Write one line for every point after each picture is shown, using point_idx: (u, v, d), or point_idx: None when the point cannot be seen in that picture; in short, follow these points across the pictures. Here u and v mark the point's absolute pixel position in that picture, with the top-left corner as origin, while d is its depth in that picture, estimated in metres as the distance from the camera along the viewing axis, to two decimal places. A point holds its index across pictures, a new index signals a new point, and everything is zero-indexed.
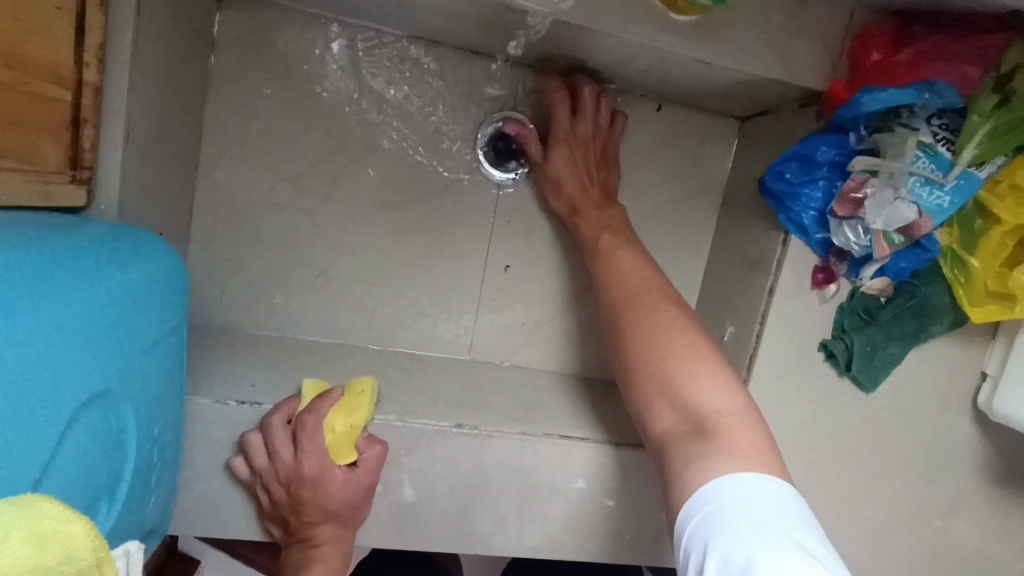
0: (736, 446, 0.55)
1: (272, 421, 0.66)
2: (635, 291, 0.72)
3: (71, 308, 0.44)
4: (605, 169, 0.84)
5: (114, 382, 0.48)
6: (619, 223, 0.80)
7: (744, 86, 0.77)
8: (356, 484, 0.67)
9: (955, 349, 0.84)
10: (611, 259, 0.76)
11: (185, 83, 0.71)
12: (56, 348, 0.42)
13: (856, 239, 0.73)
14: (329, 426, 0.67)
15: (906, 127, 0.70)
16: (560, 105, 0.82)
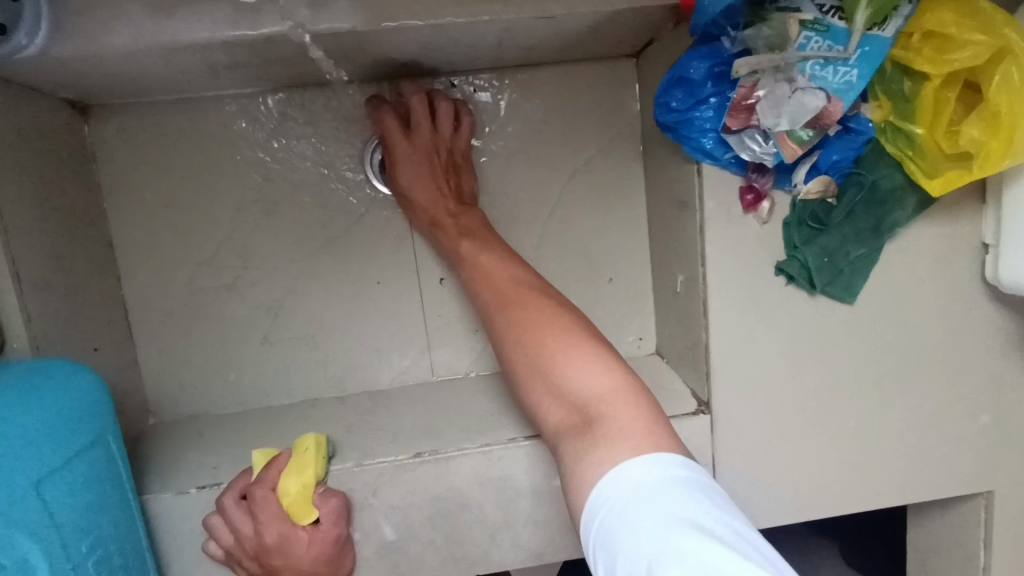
0: (622, 430, 0.53)
1: (226, 501, 0.68)
2: (503, 290, 0.67)
3: None
4: (456, 174, 0.81)
5: (9, 511, 0.49)
6: (476, 225, 0.76)
7: (605, 25, 0.72)
8: (325, 540, 0.68)
9: (941, 228, 0.74)
10: (477, 262, 0.72)
11: (72, 207, 0.75)
12: None
13: (762, 148, 0.66)
14: (283, 492, 0.67)
15: (784, 10, 0.63)
16: (390, 130, 0.80)
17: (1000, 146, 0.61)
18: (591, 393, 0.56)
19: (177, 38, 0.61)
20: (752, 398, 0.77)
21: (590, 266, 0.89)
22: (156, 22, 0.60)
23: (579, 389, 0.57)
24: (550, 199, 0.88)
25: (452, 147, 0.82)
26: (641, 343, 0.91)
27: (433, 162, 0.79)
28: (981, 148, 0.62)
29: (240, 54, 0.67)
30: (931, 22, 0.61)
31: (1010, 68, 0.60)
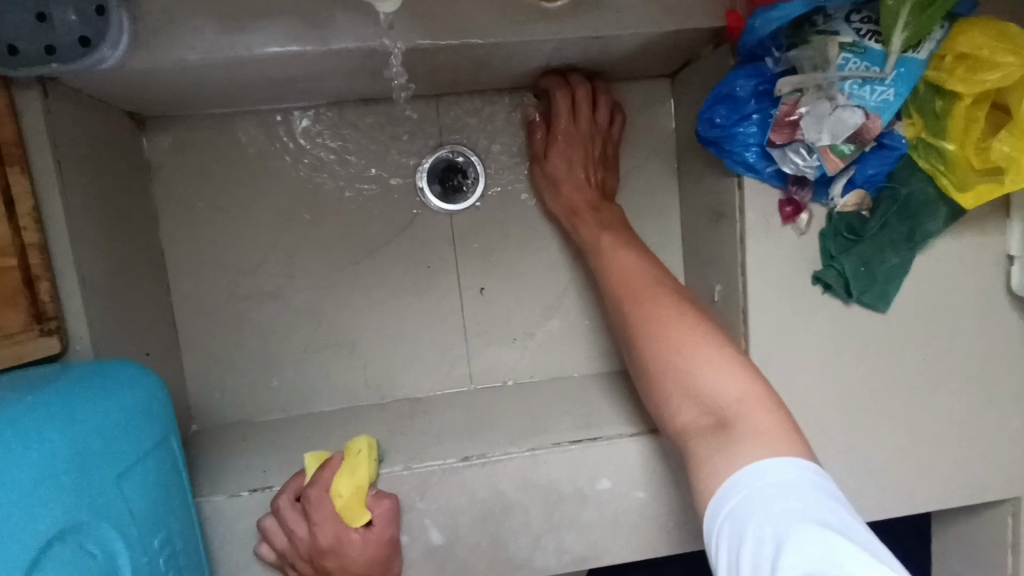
0: (760, 430, 0.55)
1: (281, 503, 0.68)
2: (634, 285, 0.70)
3: (43, 442, 0.47)
4: (603, 167, 0.85)
5: (92, 505, 0.50)
6: (615, 222, 0.80)
7: (649, 45, 0.75)
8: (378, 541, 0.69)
9: (968, 241, 0.77)
10: (614, 256, 0.75)
11: (129, 214, 0.77)
12: (29, 483, 0.44)
13: (805, 162, 0.69)
14: (337, 495, 0.68)
15: (824, 33, 0.66)
16: (534, 128, 0.85)
17: None
18: (724, 396, 0.58)
19: (249, 52, 0.63)
20: (790, 403, 0.79)
21: None
22: (229, 36, 0.63)
23: (715, 389, 0.59)
24: None
25: (602, 138, 0.84)
26: None
27: (581, 149, 0.82)
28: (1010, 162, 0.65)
29: (304, 68, 0.70)
30: (964, 44, 0.65)
31: None
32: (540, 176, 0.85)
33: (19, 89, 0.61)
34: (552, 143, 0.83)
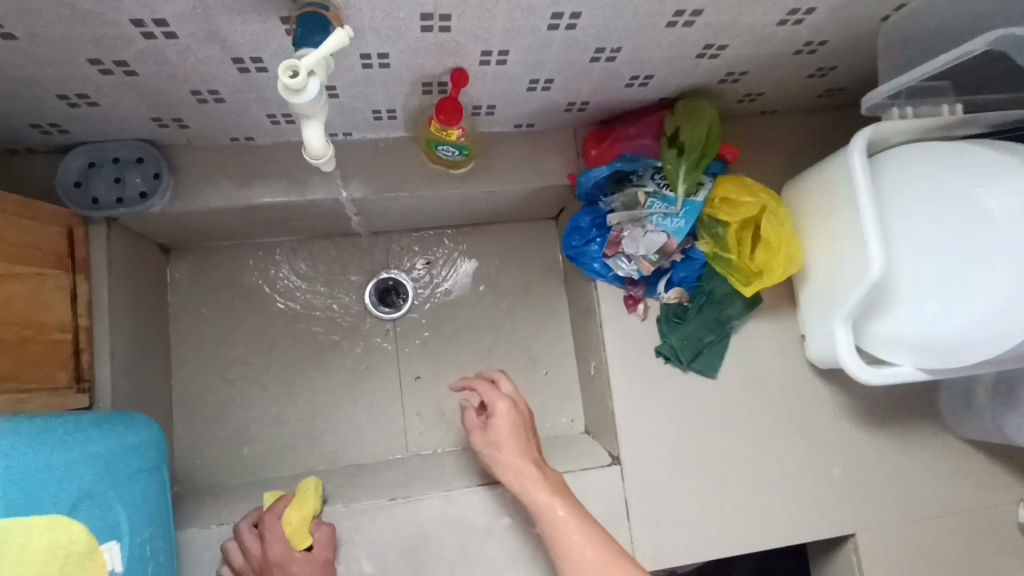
0: None
1: (241, 526, 0.88)
2: (590, 551, 0.80)
3: (92, 437, 0.71)
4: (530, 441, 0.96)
5: (111, 490, 0.72)
6: (561, 488, 0.88)
7: (529, 196, 1.09)
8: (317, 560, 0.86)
9: (769, 324, 1.06)
10: (562, 524, 0.83)
11: (149, 315, 1.03)
12: (81, 458, 0.68)
13: (628, 267, 1.01)
14: (286, 522, 0.87)
15: (636, 185, 0.99)
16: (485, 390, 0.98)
17: (778, 263, 0.95)
18: None
19: (251, 201, 0.96)
20: (651, 451, 1.01)
21: (531, 363, 1.18)
22: (240, 192, 0.96)
23: None
24: (498, 314, 1.19)
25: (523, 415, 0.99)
26: (573, 423, 1.16)
27: (517, 424, 0.95)
28: (768, 265, 0.96)
29: (289, 213, 1.02)
30: (724, 190, 0.98)
31: (772, 218, 0.96)
32: (489, 457, 0.93)
33: (94, 225, 0.92)
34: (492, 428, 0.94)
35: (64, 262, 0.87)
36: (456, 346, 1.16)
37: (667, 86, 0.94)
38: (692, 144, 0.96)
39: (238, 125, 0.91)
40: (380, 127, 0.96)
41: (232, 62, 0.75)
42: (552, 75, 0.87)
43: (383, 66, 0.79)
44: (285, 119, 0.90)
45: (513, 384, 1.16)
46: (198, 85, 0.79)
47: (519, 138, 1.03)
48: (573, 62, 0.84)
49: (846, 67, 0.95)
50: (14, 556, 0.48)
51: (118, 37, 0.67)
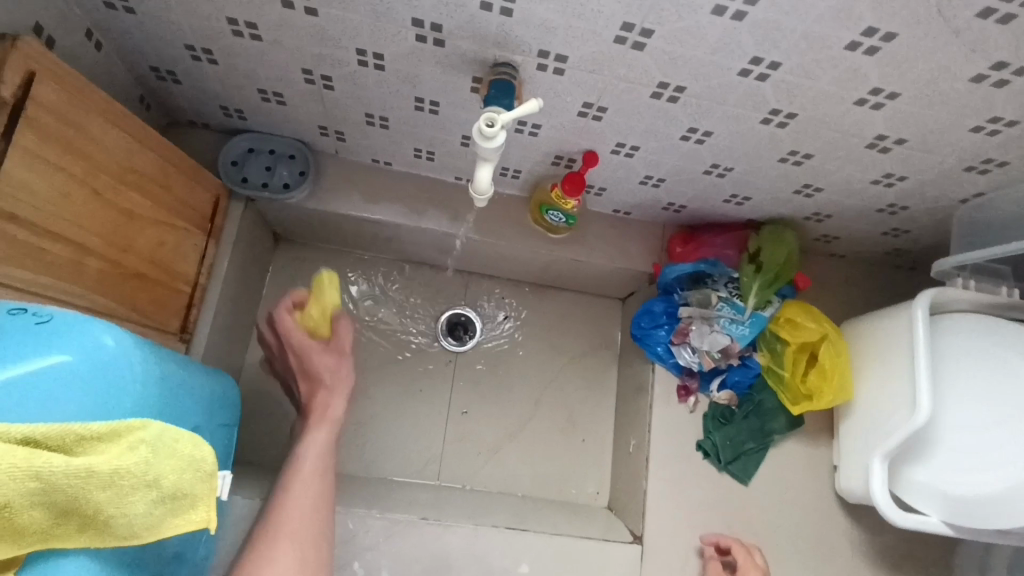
0: None
1: (276, 310, 0.98)
2: None
3: (195, 380, 0.79)
4: None
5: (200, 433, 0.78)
6: None
7: (609, 274, 1.20)
8: (334, 414, 0.92)
9: (805, 447, 1.11)
10: None
11: (248, 292, 1.13)
12: (187, 397, 0.75)
13: (690, 358, 1.08)
14: (307, 315, 0.96)
15: (711, 287, 1.09)
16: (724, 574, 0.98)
17: (828, 390, 1.03)
18: None
19: (373, 216, 1.07)
20: (673, 539, 1.04)
21: (571, 426, 1.23)
22: (366, 206, 1.07)
23: None
24: (551, 374, 1.26)
25: None
26: (597, 495, 1.19)
27: None
28: (818, 390, 1.03)
29: (398, 233, 1.13)
30: (789, 312, 1.07)
31: (830, 348, 1.04)
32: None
33: (235, 200, 1.03)
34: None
35: (206, 226, 0.97)
36: (506, 393, 1.23)
37: (758, 210, 1.06)
38: (770, 264, 1.07)
39: (386, 150, 1.04)
40: (502, 182, 1.09)
41: (413, 100, 0.88)
42: (666, 176, 0.99)
43: (532, 134, 0.91)
44: (426, 155, 1.03)
45: (549, 443, 1.21)
46: (373, 110, 0.92)
47: (615, 222, 1.15)
48: (687, 170, 0.96)
49: (919, 234, 1.06)
50: (164, 455, 0.53)
51: (336, 60, 0.81)
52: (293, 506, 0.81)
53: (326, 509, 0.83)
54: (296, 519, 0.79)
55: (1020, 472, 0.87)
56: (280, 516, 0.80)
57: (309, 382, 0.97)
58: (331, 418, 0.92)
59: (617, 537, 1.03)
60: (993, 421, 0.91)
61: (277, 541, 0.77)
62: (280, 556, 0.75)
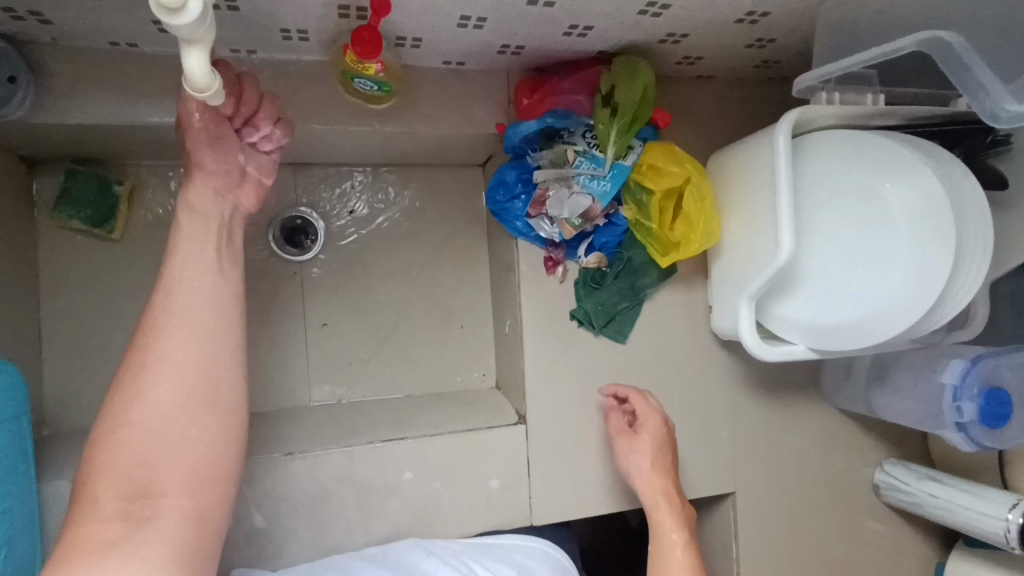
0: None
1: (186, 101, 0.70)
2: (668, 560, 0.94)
3: None
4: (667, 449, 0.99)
5: None
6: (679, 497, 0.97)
7: (455, 141, 1.03)
8: (191, 251, 0.72)
9: (681, 295, 1.08)
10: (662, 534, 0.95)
11: (13, 239, 0.91)
12: None
13: (549, 230, 0.98)
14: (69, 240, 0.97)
15: (565, 143, 0.96)
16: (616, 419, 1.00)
17: (695, 237, 0.96)
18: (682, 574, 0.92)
19: (135, 120, 0.84)
20: (557, 411, 1.02)
21: (446, 316, 1.15)
22: (122, 108, 0.84)
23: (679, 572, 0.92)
24: (415, 264, 1.14)
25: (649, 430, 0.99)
26: (484, 378, 1.16)
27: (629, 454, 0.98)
28: (686, 238, 0.97)
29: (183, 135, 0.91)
30: (650, 158, 0.96)
31: (693, 191, 0.95)
32: (621, 460, 0.98)
33: None
34: (638, 440, 0.98)
35: None
36: (368, 295, 1.12)
37: (607, 40, 0.90)
38: (625, 106, 0.93)
39: (119, 27, 0.78)
40: (292, 47, 0.86)
41: None
42: (487, 14, 0.79)
43: None
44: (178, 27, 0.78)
45: (426, 336, 1.14)
46: None
47: (447, 76, 0.96)
48: (510, 3, 0.77)
49: (785, 42, 0.93)
50: None
51: None
52: (165, 378, 0.67)
53: (221, 375, 0.70)
54: (180, 388, 0.67)
55: (869, 299, 0.85)
56: (147, 382, 0.67)
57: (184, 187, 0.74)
58: (185, 244, 0.72)
59: (499, 421, 1.01)
60: (854, 250, 0.87)
61: (146, 411, 0.66)
62: (151, 420, 0.66)
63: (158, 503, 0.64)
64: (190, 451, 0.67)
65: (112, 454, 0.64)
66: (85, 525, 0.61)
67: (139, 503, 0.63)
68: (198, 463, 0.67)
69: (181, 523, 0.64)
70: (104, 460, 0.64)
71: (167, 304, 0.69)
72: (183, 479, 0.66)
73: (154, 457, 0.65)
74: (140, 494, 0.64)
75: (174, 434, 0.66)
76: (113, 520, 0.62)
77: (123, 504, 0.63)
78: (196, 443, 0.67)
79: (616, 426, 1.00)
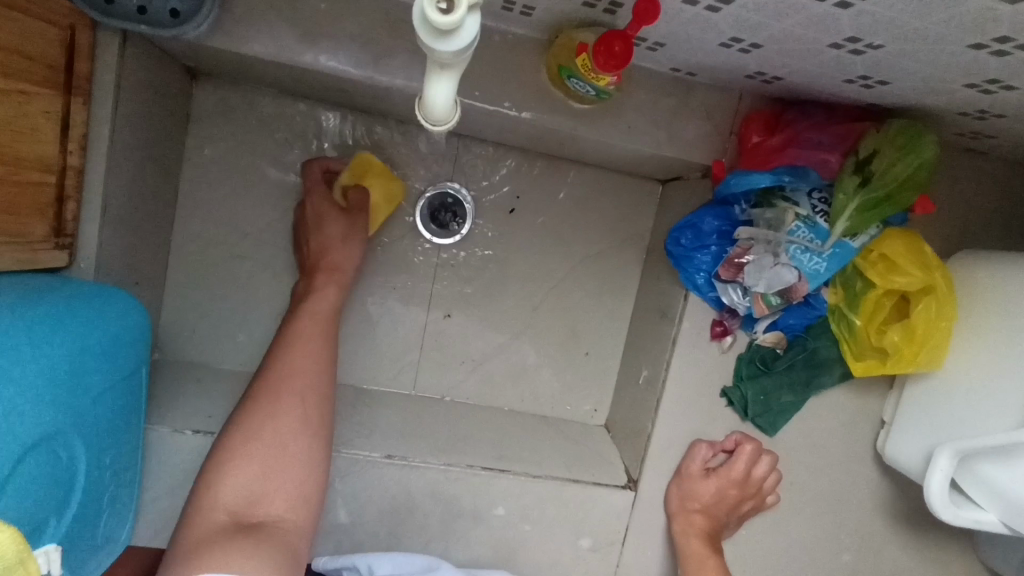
0: None
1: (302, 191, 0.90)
2: None
3: (42, 361, 0.57)
4: (741, 502, 0.91)
5: (66, 425, 0.59)
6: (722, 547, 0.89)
7: (646, 159, 0.87)
8: (305, 324, 0.82)
9: (853, 399, 0.92)
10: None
11: (159, 156, 0.85)
12: (31, 394, 0.55)
13: (740, 299, 0.83)
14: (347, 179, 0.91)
15: (787, 200, 0.79)
16: (705, 458, 0.89)
17: (910, 355, 0.77)
18: None
19: (313, 64, 0.73)
20: (674, 488, 0.90)
21: (572, 338, 1.04)
22: (301, 48, 0.73)
23: None
24: (557, 272, 1.02)
25: (740, 483, 0.88)
26: (594, 413, 1.05)
27: (700, 494, 0.89)
28: (896, 351, 0.78)
29: (354, 86, 0.79)
30: (886, 247, 0.78)
31: (930, 302, 0.77)
32: (677, 491, 0.90)
33: (103, 32, 0.69)
34: (719, 485, 0.88)
35: (56, 79, 0.64)
36: (497, 293, 1.01)
37: (889, 97, 0.69)
38: (882, 180, 0.75)
39: None
40: (505, 18, 0.71)
41: None
42: (765, 42, 0.61)
43: None
44: None
45: (545, 353, 1.03)
46: None
47: (669, 85, 0.78)
48: (804, 41, 0.58)
49: None
50: None
51: None
52: (268, 414, 0.73)
53: (313, 419, 0.75)
54: (267, 420, 0.73)
55: None
56: (243, 424, 0.73)
57: (309, 279, 0.87)
58: (293, 318, 0.83)
59: (608, 481, 0.90)
60: None
61: (255, 443, 0.71)
62: (262, 450, 0.71)
63: (267, 517, 0.68)
64: (298, 472, 0.72)
65: (222, 481, 0.69)
66: (196, 536, 0.64)
67: (246, 522, 0.66)
68: (298, 483, 0.71)
69: (289, 543, 0.66)
70: (217, 488, 0.68)
71: (269, 366, 0.78)
72: (288, 498, 0.70)
73: (270, 476, 0.70)
74: (248, 514, 0.68)
75: (281, 459, 0.71)
76: (223, 531, 0.64)
77: (233, 520, 0.66)
78: (299, 465, 0.72)
79: (700, 464, 0.89)
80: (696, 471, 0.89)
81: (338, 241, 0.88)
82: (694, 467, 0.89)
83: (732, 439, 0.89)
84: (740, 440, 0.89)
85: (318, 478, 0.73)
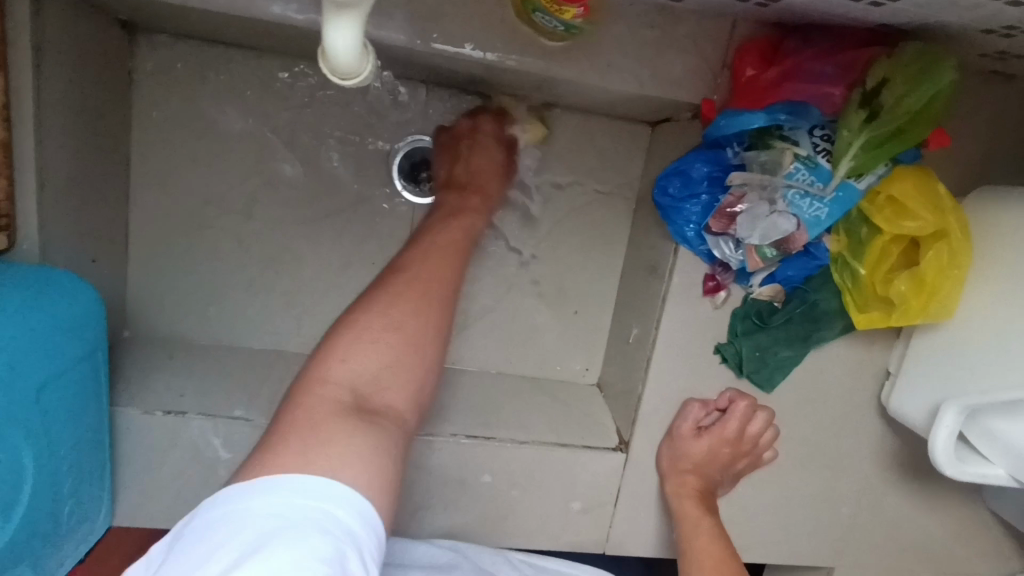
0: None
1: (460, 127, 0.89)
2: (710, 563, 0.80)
3: None
4: (735, 461, 0.87)
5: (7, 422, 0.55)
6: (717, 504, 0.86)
7: (629, 99, 0.79)
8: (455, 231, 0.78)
9: (856, 351, 0.86)
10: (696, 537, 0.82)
11: (103, 120, 0.79)
12: None
13: (730, 253, 0.77)
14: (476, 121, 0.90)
15: (785, 140, 0.71)
16: (697, 418, 0.85)
17: (918, 306, 0.71)
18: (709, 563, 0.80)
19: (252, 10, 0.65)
20: (667, 449, 0.87)
21: (560, 296, 0.99)
22: None
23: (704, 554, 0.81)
24: (542, 226, 0.96)
25: (733, 442, 0.85)
26: (585, 372, 1.01)
27: (692, 453, 0.85)
28: (903, 302, 0.72)
29: (302, 32, 0.71)
30: (896, 189, 0.71)
31: (942, 248, 0.70)
32: (669, 450, 0.87)
33: None
34: (712, 445, 0.84)
35: None
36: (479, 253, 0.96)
37: (901, 16, 0.60)
38: (891, 114, 0.66)
39: None
40: None
41: None
42: None
43: None
44: None
45: (531, 313, 0.99)
46: None
47: (651, 14, 0.69)
48: None
49: None
50: None
51: None
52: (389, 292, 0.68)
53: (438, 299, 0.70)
54: (390, 296, 0.67)
55: None
56: (374, 307, 0.66)
57: (458, 192, 0.84)
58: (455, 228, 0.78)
59: (598, 443, 0.87)
60: None
61: (387, 315, 0.65)
62: (397, 330, 0.65)
63: (379, 399, 0.61)
64: (415, 361, 0.65)
65: (353, 360, 0.62)
66: (313, 409, 0.57)
67: (370, 403, 0.60)
68: (408, 370, 0.65)
69: (397, 430, 0.60)
70: (339, 361, 0.61)
71: (413, 256, 0.73)
72: (403, 387, 0.64)
73: (394, 360, 0.64)
74: (368, 393, 0.61)
75: (410, 344, 0.65)
76: (344, 408, 0.57)
77: (354, 397, 0.59)
78: (412, 353, 0.66)
79: (691, 425, 0.85)
80: (687, 432, 0.85)
81: (492, 171, 0.87)
82: (684, 429, 0.85)
83: (724, 397, 0.85)
84: (733, 398, 0.84)
85: (430, 354, 0.67)
